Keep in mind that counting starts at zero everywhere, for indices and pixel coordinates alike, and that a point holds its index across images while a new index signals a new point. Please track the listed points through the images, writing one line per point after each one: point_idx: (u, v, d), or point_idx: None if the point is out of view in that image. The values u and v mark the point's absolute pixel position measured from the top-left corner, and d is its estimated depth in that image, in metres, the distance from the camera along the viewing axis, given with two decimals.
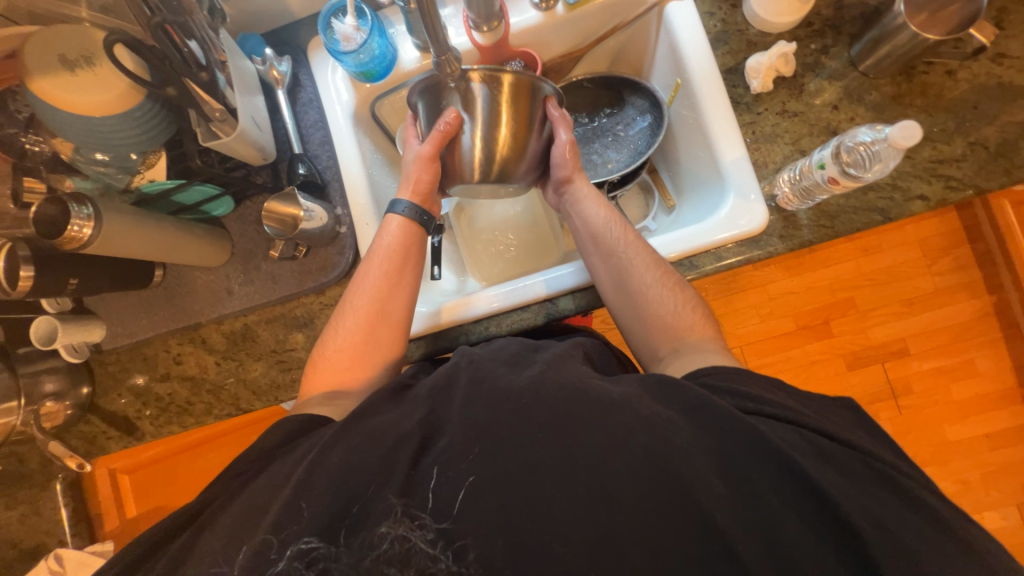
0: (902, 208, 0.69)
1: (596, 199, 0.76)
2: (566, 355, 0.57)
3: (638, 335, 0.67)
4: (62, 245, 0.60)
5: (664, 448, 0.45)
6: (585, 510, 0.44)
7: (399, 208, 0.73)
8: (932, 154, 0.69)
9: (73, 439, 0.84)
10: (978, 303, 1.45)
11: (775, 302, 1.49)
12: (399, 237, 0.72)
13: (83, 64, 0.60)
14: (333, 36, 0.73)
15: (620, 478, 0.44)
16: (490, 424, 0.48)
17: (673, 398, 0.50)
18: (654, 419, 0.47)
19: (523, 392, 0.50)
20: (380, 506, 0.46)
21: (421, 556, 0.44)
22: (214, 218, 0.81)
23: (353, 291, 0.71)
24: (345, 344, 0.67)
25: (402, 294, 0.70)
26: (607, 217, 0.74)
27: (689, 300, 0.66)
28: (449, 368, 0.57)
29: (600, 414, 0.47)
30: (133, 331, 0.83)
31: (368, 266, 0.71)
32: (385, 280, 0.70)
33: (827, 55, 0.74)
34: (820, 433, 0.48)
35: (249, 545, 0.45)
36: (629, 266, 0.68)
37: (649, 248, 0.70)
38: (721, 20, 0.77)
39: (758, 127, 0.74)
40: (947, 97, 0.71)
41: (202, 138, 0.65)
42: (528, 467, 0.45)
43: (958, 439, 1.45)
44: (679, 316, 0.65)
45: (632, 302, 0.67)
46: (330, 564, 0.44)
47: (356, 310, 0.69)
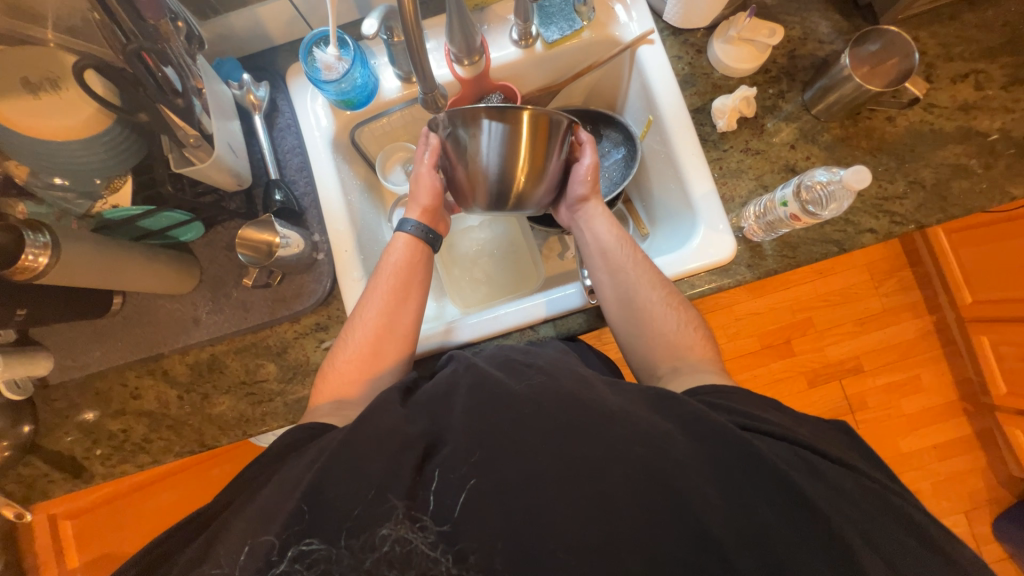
0: (854, 240, 0.74)
1: (608, 219, 0.77)
2: (562, 360, 0.59)
3: (638, 354, 0.70)
4: (14, 276, 0.56)
5: (662, 460, 0.45)
6: (585, 518, 0.44)
7: (408, 226, 0.74)
8: (878, 192, 0.76)
9: (6, 485, 0.76)
10: (920, 322, 1.57)
11: (741, 322, 1.56)
12: (410, 251, 0.74)
13: (48, 87, 0.58)
14: (314, 65, 0.73)
15: (621, 484, 0.45)
16: (496, 424, 0.48)
17: (671, 410, 0.50)
18: (655, 427, 0.48)
19: (525, 401, 0.49)
20: (381, 509, 0.45)
21: (421, 557, 0.44)
22: (181, 244, 0.77)
23: (362, 305, 0.70)
24: (354, 357, 0.66)
25: (410, 309, 0.70)
26: (620, 236, 0.76)
27: (692, 321, 0.69)
28: (449, 374, 0.56)
29: (595, 432, 0.47)
30: (86, 363, 0.78)
31: (376, 281, 0.71)
32: (394, 294, 0.69)
33: (783, 99, 0.80)
34: (801, 447, 0.49)
35: (256, 544, 0.44)
36: (637, 285, 0.70)
37: (653, 265, 0.73)
38: (689, 64, 0.83)
39: (725, 163, 0.79)
40: (888, 141, 0.78)
41: (173, 164, 0.63)
42: (528, 478, 0.45)
43: (910, 451, 1.54)
44: (681, 337, 0.67)
45: (638, 320, 0.69)
46: (330, 565, 0.44)
47: (367, 322, 0.68)
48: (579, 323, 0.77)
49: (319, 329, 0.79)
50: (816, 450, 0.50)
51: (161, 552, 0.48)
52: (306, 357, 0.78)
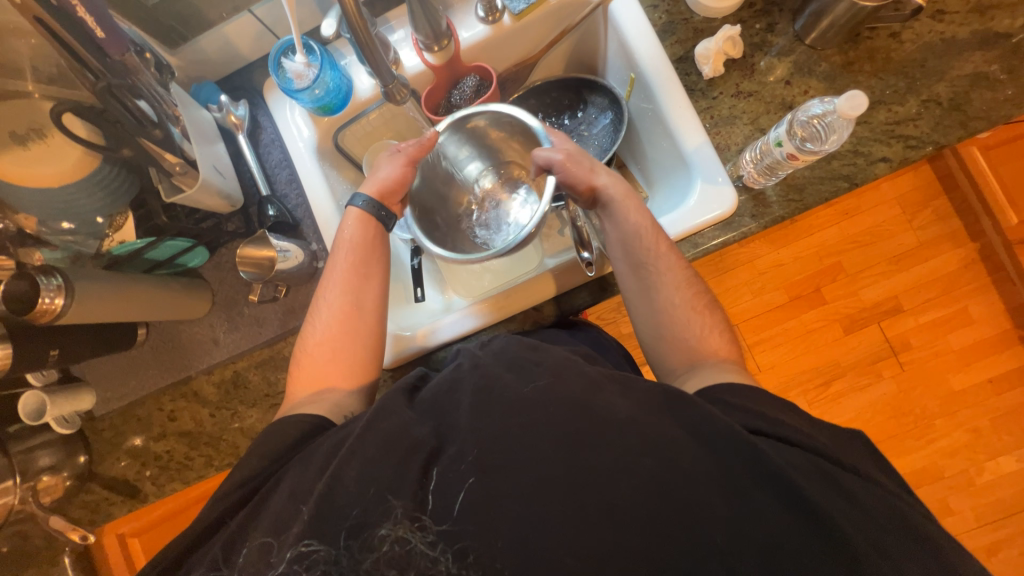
0: (868, 172, 0.70)
1: (625, 203, 0.71)
2: (569, 360, 0.55)
3: (655, 350, 0.69)
4: (37, 320, 0.59)
5: (671, 472, 0.45)
6: (590, 527, 0.44)
7: (358, 202, 0.73)
8: (888, 116, 0.70)
9: (74, 511, 0.83)
10: (963, 252, 1.46)
11: (764, 276, 1.50)
12: (359, 228, 0.72)
13: (34, 137, 0.61)
14: (286, 75, 0.74)
15: (627, 498, 0.44)
16: (502, 432, 0.48)
17: (683, 414, 0.49)
18: (666, 440, 0.47)
19: (530, 407, 0.49)
20: (380, 509, 0.47)
21: (421, 557, 0.46)
22: (191, 270, 0.80)
23: (325, 287, 0.71)
24: (324, 340, 0.68)
25: (372, 288, 0.71)
26: (642, 222, 0.70)
27: (715, 323, 0.67)
28: (450, 374, 0.56)
29: (598, 429, 0.47)
30: (124, 393, 0.82)
31: (335, 262, 0.72)
32: (353, 274, 0.71)
33: (773, 33, 0.75)
34: (818, 456, 0.49)
35: (251, 547, 0.49)
36: (660, 278, 0.68)
37: (674, 253, 0.69)
38: (666, 12, 0.78)
39: (716, 112, 0.75)
40: (894, 60, 0.72)
41: (166, 194, 0.65)
42: (534, 486, 0.45)
43: (962, 388, 1.46)
44: (702, 339, 0.66)
45: (657, 317, 0.68)
46: (330, 566, 0.46)
47: (332, 303, 0.69)
48: (584, 298, 0.77)
49: None
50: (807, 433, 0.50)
51: (172, 559, 0.51)
52: None
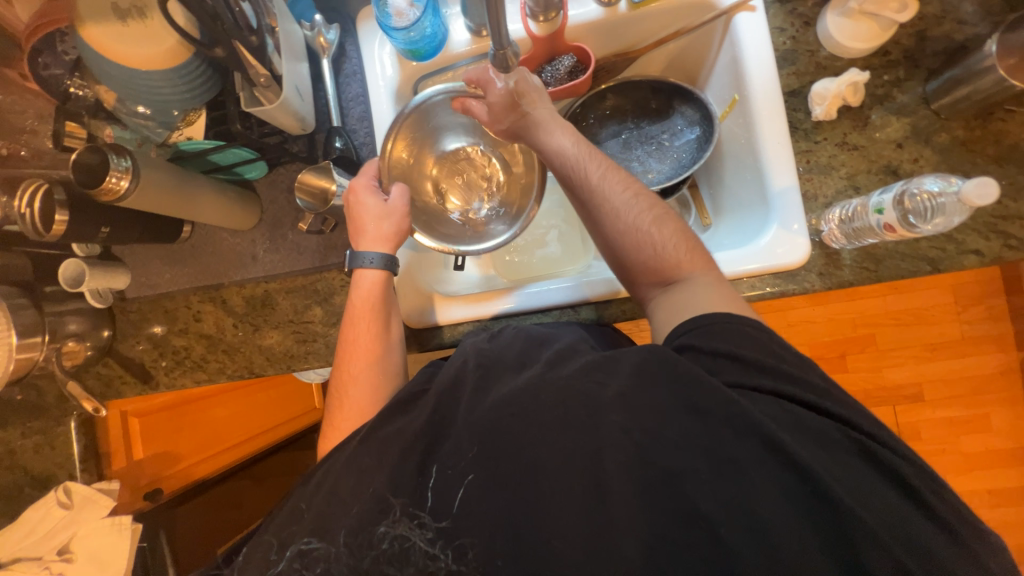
0: (954, 261, 0.66)
1: (558, 125, 0.70)
2: (574, 347, 0.59)
3: (626, 278, 0.66)
4: (100, 196, 0.60)
5: (654, 442, 0.48)
6: (580, 500, 0.47)
7: (366, 260, 0.69)
8: (995, 208, 0.66)
9: (89, 381, 0.86)
10: (1005, 358, 1.40)
11: (794, 329, 1.46)
12: (376, 288, 0.69)
13: (134, 15, 0.58)
14: (386, 10, 0.71)
15: (617, 470, 0.47)
16: (501, 421, 0.51)
17: (665, 385, 0.49)
18: (646, 409, 0.49)
19: (520, 395, 0.52)
20: (379, 509, 0.50)
21: (420, 553, 0.49)
22: (246, 181, 0.80)
23: (342, 362, 0.67)
24: (349, 415, 0.63)
25: (393, 353, 0.68)
26: (575, 150, 0.69)
27: (674, 232, 0.63)
28: (455, 367, 0.58)
29: (588, 409, 0.50)
30: (157, 283, 0.84)
31: (350, 330, 0.68)
32: (372, 344, 0.67)
33: (899, 89, 0.70)
34: (793, 400, 0.49)
35: (257, 548, 0.54)
36: (602, 199, 0.66)
37: (619, 173, 0.67)
38: (791, 38, 0.73)
39: (813, 157, 0.71)
40: (1021, 149, 0.66)
41: (245, 103, 0.64)
42: (529, 466, 0.49)
43: (960, 491, 1.43)
44: (661, 253, 0.62)
45: (611, 238, 0.65)
46: (330, 563, 0.50)
47: (355, 379, 0.65)
48: (621, 310, 0.75)
49: None
50: (815, 404, 0.49)
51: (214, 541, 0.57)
52: None
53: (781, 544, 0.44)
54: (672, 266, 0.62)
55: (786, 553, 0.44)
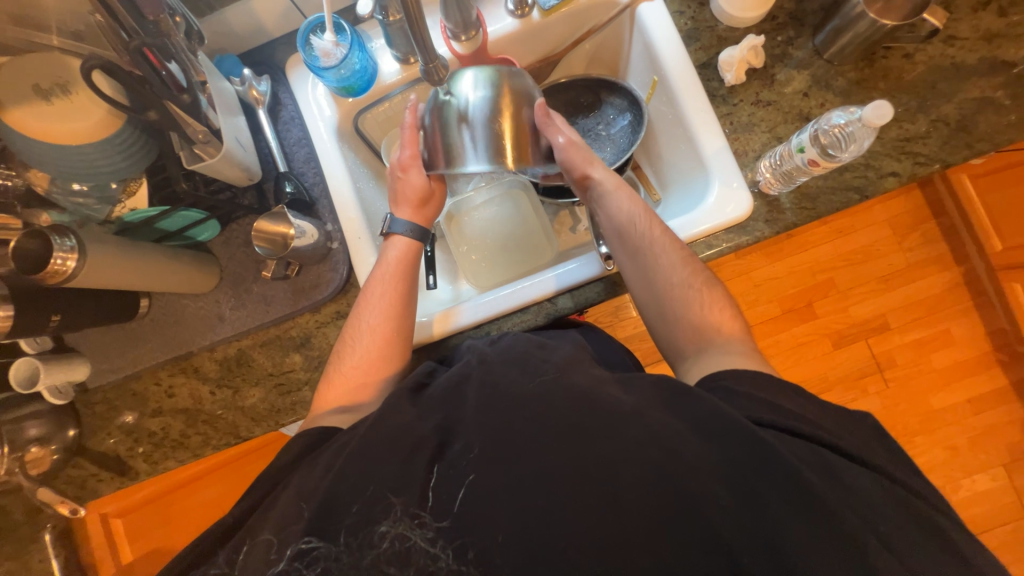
0: (877, 186, 0.72)
1: (621, 190, 0.73)
2: (577, 360, 0.61)
3: (663, 333, 0.69)
4: (46, 280, 0.58)
5: (672, 459, 0.48)
6: (593, 515, 0.47)
7: (400, 229, 0.74)
8: (899, 133, 0.73)
9: (60, 485, 0.80)
10: (948, 275, 1.51)
11: (759, 288, 1.54)
12: (407, 253, 0.74)
13: (58, 92, 0.58)
14: (313, 53, 0.73)
15: (632, 484, 0.47)
16: (507, 426, 0.52)
17: (682, 400, 0.53)
18: (665, 427, 0.50)
19: (536, 401, 0.53)
20: (380, 507, 0.50)
21: (421, 553, 0.48)
22: (199, 244, 0.79)
23: (362, 309, 0.70)
24: (361, 362, 0.67)
25: (408, 315, 0.71)
26: (631, 207, 0.71)
27: (716, 296, 0.67)
28: (461, 369, 0.61)
29: (605, 422, 0.51)
30: (120, 365, 0.80)
31: (373, 283, 0.71)
32: (393, 301, 0.70)
33: (793, 46, 0.77)
34: (814, 443, 0.51)
35: (254, 546, 0.51)
36: (658, 262, 0.68)
37: (670, 234, 0.70)
38: (691, 18, 0.80)
39: (735, 118, 0.77)
40: (907, 80, 0.75)
41: (187, 161, 0.65)
42: (538, 476, 0.49)
43: (942, 406, 1.51)
44: (705, 314, 0.65)
45: (659, 299, 0.68)
46: (330, 563, 0.49)
47: (372, 326, 0.69)
48: (596, 293, 0.77)
49: (340, 318, 0.79)
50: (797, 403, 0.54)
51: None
52: (329, 345, 0.79)
53: (787, 541, 0.45)
54: (714, 328, 0.65)
55: (783, 540, 0.45)
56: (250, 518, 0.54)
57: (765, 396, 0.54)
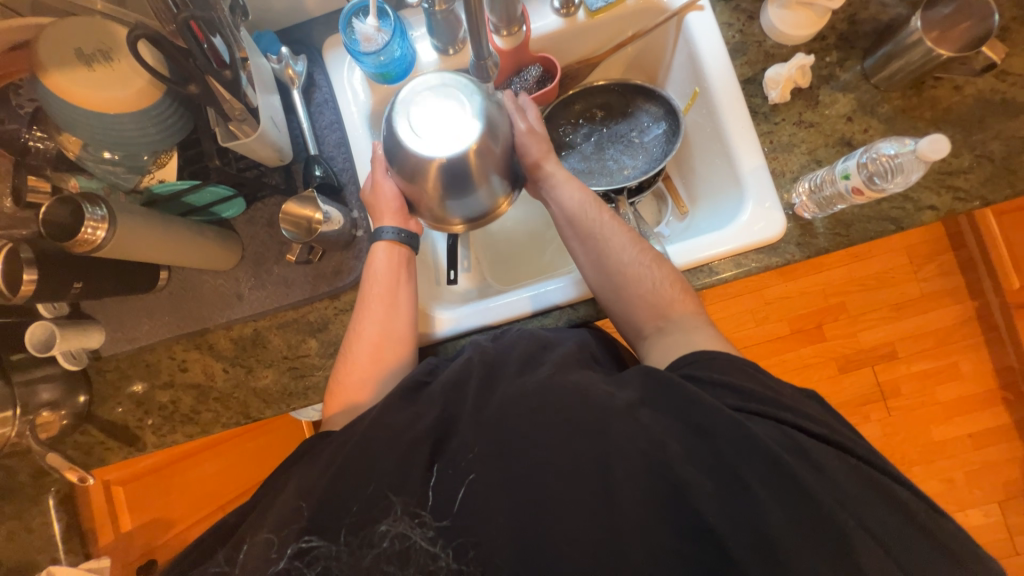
0: (914, 218, 0.71)
1: (570, 181, 0.74)
2: (573, 356, 0.59)
3: (622, 314, 0.69)
4: (74, 248, 0.57)
5: (662, 454, 0.47)
6: (587, 509, 0.47)
7: (385, 234, 0.73)
8: (941, 166, 0.72)
9: (69, 451, 0.80)
10: (961, 308, 1.50)
11: (770, 307, 1.53)
12: (395, 260, 0.73)
13: (100, 59, 0.57)
14: (353, 36, 0.72)
15: (631, 486, 0.47)
16: (516, 423, 0.51)
17: (667, 397, 0.51)
18: (654, 424, 0.49)
19: (529, 395, 0.52)
20: (380, 506, 0.50)
21: (421, 553, 0.49)
22: (224, 220, 0.78)
23: (356, 319, 0.72)
24: (357, 365, 0.68)
25: (400, 317, 0.71)
26: (577, 198, 0.73)
27: (667, 270, 0.68)
28: (461, 365, 0.58)
29: (594, 417, 0.50)
30: (135, 336, 0.80)
31: (365, 292, 0.72)
32: (384, 307, 0.70)
33: (841, 68, 0.76)
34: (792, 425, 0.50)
35: (253, 545, 0.50)
36: (607, 247, 0.70)
37: (620, 220, 0.72)
38: (740, 31, 0.79)
39: (775, 137, 0.76)
40: (954, 112, 0.73)
41: (222, 138, 0.63)
42: (534, 470, 0.49)
43: (942, 439, 1.50)
44: (656, 288, 0.67)
45: (612, 278, 0.69)
46: (330, 561, 0.49)
47: (362, 334, 0.70)
48: None
49: None
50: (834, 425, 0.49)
51: None
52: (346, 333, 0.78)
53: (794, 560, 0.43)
54: (667, 303, 0.66)
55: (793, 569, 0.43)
56: (247, 520, 0.54)
57: (788, 400, 0.52)
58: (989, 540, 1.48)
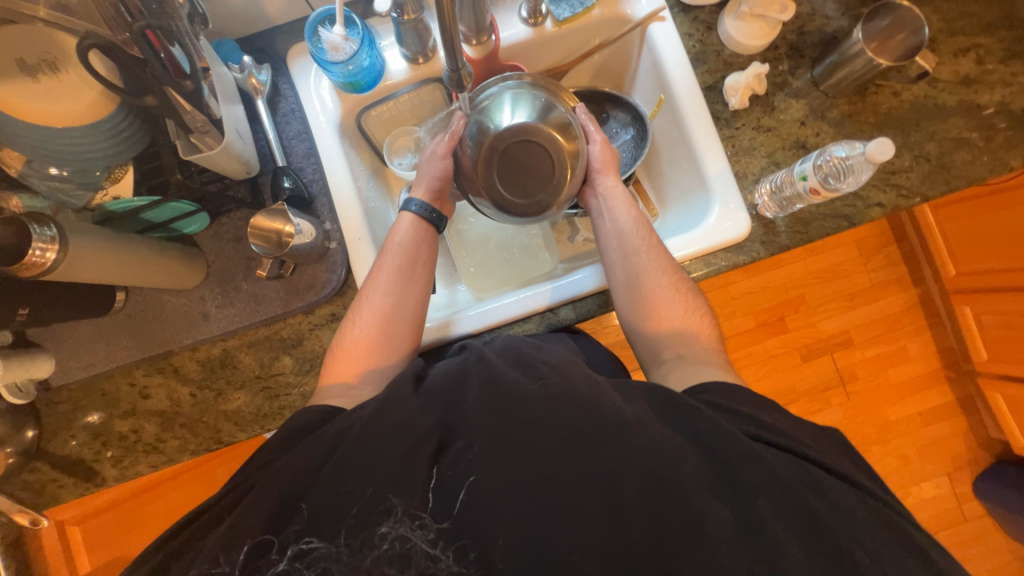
0: (864, 215, 0.76)
1: (626, 199, 0.76)
2: (572, 362, 0.60)
3: (641, 335, 0.71)
4: (22, 273, 0.53)
5: (675, 474, 0.47)
6: (595, 524, 0.46)
7: (412, 206, 0.74)
8: (885, 166, 0.77)
9: (16, 491, 0.73)
10: (906, 296, 1.62)
11: (737, 302, 1.60)
12: (416, 234, 0.73)
13: (46, 69, 0.55)
14: (320, 45, 0.70)
15: (633, 494, 0.46)
16: (510, 427, 0.51)
17: (677, 415, 0.53)
18: (666, 437, 0.50)
19: (540, 402, 0.52)
20: (381, 508, 0.47)
21: (421, 555, 0.46)
22: (186, 237, 0.75)
23: (368, 287, 0.70)
24: (364, 337, 0.66)
25: (413, 298, 0.70)
26: (632, 216, 0.75)
27: (699, 308, 0.70)
28: (461, 364, 0.60)
29: (611, 434, 0.49)
30: (90, 363, 0.74)
31: (381, 262, 0.71)
32: (398, 282, 0.69)
33: (793, 76, 0.81)
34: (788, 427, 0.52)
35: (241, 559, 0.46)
36: (649, 270, 0.71)
37: (664, 246, 0.74)
38: (700, 41, 0.83)
39: (737, 141, 0.79)
40: (894, 116, 0.79)
41: (182, 151, 0.61)
42: (545, 481, 0.47)
43: (897, 418, 1.61)
44: (687, 321, 0.69)
45: (646, 299, 0.70)
46: (330, 563, 0.45)
47: (375, 303, 0.68)
48: (595, 305, 0.78)
49: (334, 320, 0.77)
50: None
51: None
52: (322, 348, 0.76)
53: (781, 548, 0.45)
54: (688, 336, 0.68)
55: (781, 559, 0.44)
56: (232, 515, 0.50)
57: None
58: (940, 511, 1.59)
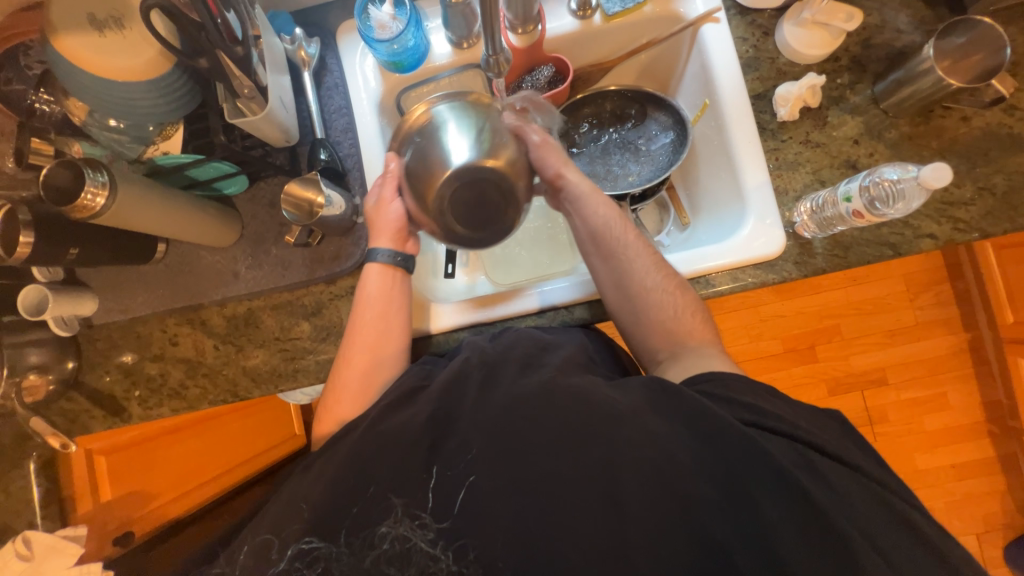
0: (912, 245, 0.71)
1: (595, 196, 0.70)
2: (574, 360, 0.59)
3: (635, 333, 0.69)
4: (73, 213, 0.57)
5: (671, 467, 0.47)
6: (596, 515, 0.47)
7: (377, 256, 0.70)
8: (943, 196, 0.72)
9: (54, 416, 0.80)
10: (953, 339, 1.51)
11: (765, 324, 1.53)
12: (386, 282, 0.70)
13: (112, 25, 0.57)
14: (368, 22, 0.72)
15: (632, 488, 0.47)
16: (510, 419, 0.51)
17: (670, 404, 0.50)
18: (662, 431, 0.49)
19: (531, 397, 0.52)
20: (381, 508, 0.50)
21: (421, 554, 0.48)
22: (225, 198, 0.78)
23: (345, 344, 0.69)
24: (346, 391, 0.65)
25: (391, 341, 0.69)
26: (605, 216, 0.70)
27: (690, 301, 0.67)
28: (459, 365, 0.57)
29: (603, 422, 0.49)
30: (128, 307, 0.79)
31: (355, 317, 0.69)
32: (374, 330, 0.68)
33: (852, 90, 0.76)
34: (805, 447, 0.49)
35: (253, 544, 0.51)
36: (632, 269, 0.68)
37: (645, 242, 0.71)
38: (754, 46, 0.79)
39: (781, 155, 0.76)
40: (960, 142, 0.74)
41: (228, 115, 0.63)
42: (542, 474, 0.48)
43: (927, 467, 1.51)
44: (678, 317, 0.66)
45: (630, 300, 0.68)
46: (330, 563, 0.49)
47: (351, 361, 0.67)
48: None
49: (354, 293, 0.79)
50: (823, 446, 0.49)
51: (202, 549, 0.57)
52: (340, 319, 0.78)
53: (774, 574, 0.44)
54: (685, 334, 0.66)
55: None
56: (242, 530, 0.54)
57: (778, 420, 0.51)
58: None
